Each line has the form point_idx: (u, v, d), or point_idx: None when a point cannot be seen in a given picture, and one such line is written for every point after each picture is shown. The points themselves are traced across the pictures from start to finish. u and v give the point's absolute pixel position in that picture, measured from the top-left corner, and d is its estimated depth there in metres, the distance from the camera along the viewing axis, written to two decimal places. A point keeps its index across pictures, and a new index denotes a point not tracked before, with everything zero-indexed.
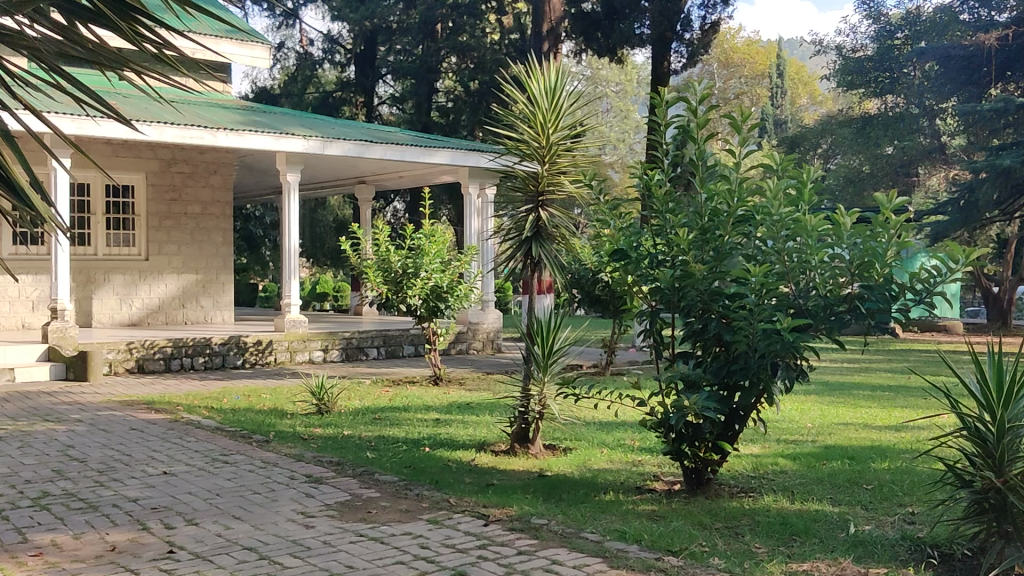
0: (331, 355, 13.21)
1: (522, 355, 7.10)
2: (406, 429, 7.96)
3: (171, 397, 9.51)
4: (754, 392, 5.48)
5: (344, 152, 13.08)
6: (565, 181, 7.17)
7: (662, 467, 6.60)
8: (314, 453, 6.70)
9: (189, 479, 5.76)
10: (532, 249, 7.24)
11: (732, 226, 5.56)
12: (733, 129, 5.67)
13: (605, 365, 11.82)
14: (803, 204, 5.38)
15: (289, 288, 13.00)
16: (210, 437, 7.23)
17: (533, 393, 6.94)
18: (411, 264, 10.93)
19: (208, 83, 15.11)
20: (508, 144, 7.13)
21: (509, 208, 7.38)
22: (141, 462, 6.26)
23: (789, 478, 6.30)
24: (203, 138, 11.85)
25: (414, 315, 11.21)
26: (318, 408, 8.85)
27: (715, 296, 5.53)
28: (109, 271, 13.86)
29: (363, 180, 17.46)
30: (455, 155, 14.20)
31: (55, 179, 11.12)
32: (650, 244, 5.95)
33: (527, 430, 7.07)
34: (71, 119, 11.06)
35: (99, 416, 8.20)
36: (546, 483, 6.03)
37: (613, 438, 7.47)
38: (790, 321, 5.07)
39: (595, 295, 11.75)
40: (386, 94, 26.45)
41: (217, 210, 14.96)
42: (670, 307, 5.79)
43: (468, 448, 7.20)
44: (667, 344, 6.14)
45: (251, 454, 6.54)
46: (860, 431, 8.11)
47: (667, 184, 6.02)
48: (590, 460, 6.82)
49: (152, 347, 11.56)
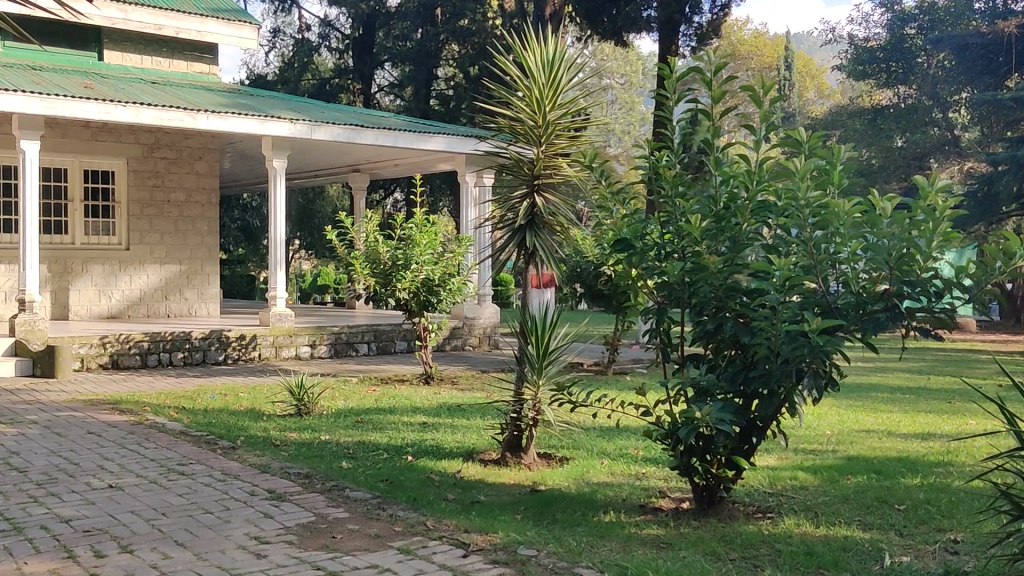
0: (319, 350, 12.56)
1: (515, 355, 6.44)
2: (389, 434, 7.31)
3: (141, 396, 8.86)
4: (775, 401, 4.82)
5: (333, 136, 12.39)
6: (563, 164, 6.50)
7: (669, 481, 5.95)
8: (283, 462, 6.04)
9: (135, 495, 5.10)
10: (526, 238, 6.57)
11: (753, 215, 4.89)
12: (753, 103, 5.00)
13: (608, 364, 11.20)
14: (831, 187, 4.76)
15: (275, 279, 12.34)
16: (172, 443, 6.57)
17: (527, 397, 6.30)
18: (401, 255, 10.29)
19: (194, 66, 14.43)
20: (501, 123, 6.47)
21: (502, 194, 6.70)
22: (87, 472, 5.60)
23: (811, 496, 5.65)
24: (183, 120, 11.20)
25: (404, 310, 10.55)
26: (297, 409, 8.20)
27: (732, 292, 4.85)
28: (87, 261, 13.21)
29: (358, 168, 16.81)
30: (451, 142, 13.51)
31: (23, 164, 10.47)
32: (658, 233, 5.29)
33: (519, 438, 6.42)
34: (40, 97, 10.17)
35: (58, 417, 7.55)
36: (540, 501, 5.38)
37: (616, 447, 6.81)
38: (820, 323, 4.41)
39: (597, 290, 11.12)
40: (386, 82, 25.78)
41: (202, 198, 14.32)
42: (680, 306, 5.13)
43: (455, 457, 6.56)
44: (676, 345, 5.49)
45: (212, 464, 5.89)
46: (884, 439, 7.47)
47: (678, 166, 5.35)
48: (589, 472, 6.17)
49: (127, 342, 10.93)
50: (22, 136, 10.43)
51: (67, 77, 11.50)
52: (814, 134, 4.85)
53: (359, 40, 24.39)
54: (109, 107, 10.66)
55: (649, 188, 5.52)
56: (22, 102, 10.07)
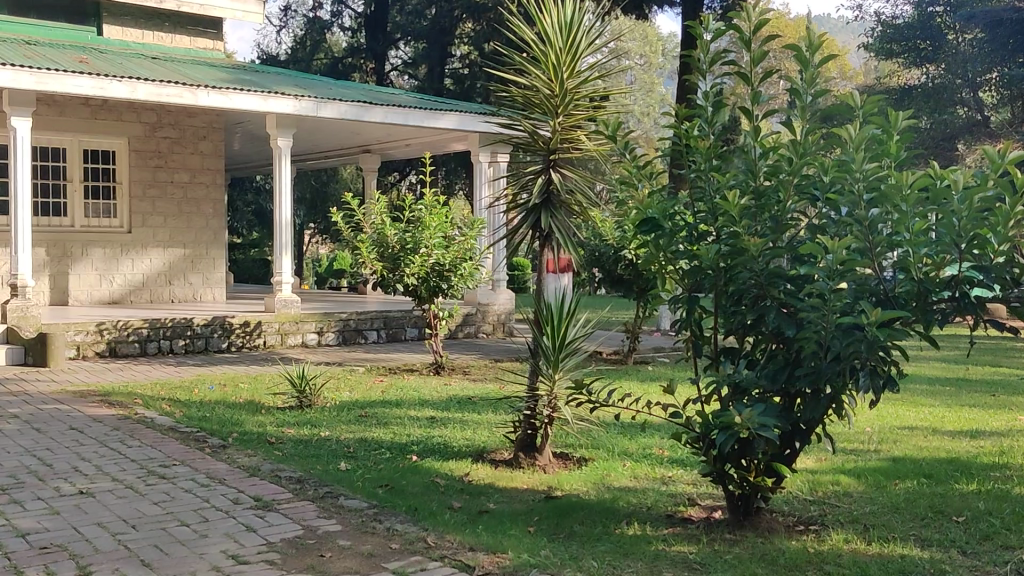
0: (326, 338, 12.06)
1: (529, 346, 5.88)
2: (394, 430, 6.78)
3: (134, 387, 8.37)
4: (823, 402, 4.23)
5: (340, 114, 11.85)
6: (583, 137, 5.94)
7: (698, 487, 5.41)
8: (274, 463, 5.51)
9: (106, 503, 4.58)
10: (541, 219, 5.99)
11: (798, 190, 4.38)
12: (798, 63, 4.43)
13: (628, 354, 10.67)
14: (889, 159, 4.18)
15: (280, 263, 11.84)
16: (158, 441, 6.06)
17: (542, 393, 5.75)
18: (410, 238, 9.71)
19: (197, 42, 13.89)
20: (514, 92, 5.88)
21: (515, 171, 6.12)
22: (58, 476, 5.10)
23: (858, 506, 5.10)
24: (181, 96, 10.67)
25: (413, 296, 10.04)
26: (298, 402, 7.68)
27: (774, 279, 4.27)
28: (87, 244, 12.77)
29: (369, 148, 16.25)
30: (464, 120, 12.96)
31: (14, 142, 9.96)
32: (690, 213, 4.73)
33: (534, 437, 5.89)
34: (29, 72, 9.66)
35: (41, 411, 7.06)
36: (555, 510, 4.84)
37: (639, 447, 6.26)
38: (880, 315, 3.82)
39: (616, 275, 10.56)
40: (400, 62, 25.12)
41: (207, 178, 13.81)
42: (715, 294, 4.57)
43: (464, 457, 6.03)
44: (709, 337, 4.93)
45: (197, 466, 5.37)
46: (929, 437, 6.88)
47: (712, 136, 4.77)
48: (610, 476, 5.61)
49: (125, 329, 10.46)
50: (13, 113, 9.91)
51: (61, 52, 10.99)
52: (870, 97, 4.25)
53: (371, 19, 24.26)
54: (103, 82, 10.14)
55: (677, 162, 4.96)
56: (12, 76, 9.56)
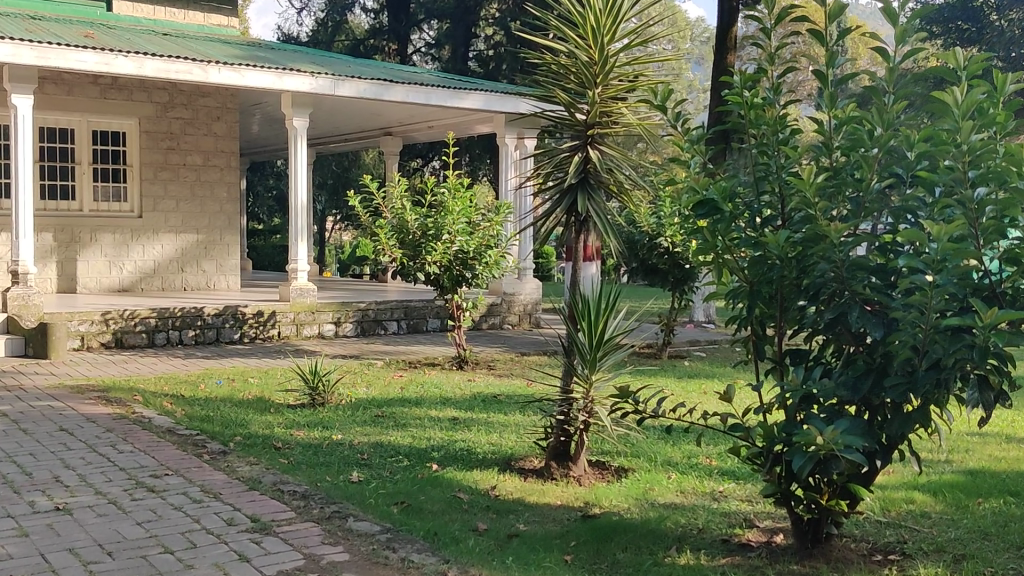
0: (344, 329, 11.52)
1: (563, 343, 5.27)
2: (413, 432, 6.20)
3: (137, 382, 7.85)
4: (913, 417, 3.59)
5: (359, 92, 11.24)
6: (625, 111, 5.29)
7: (754, 504, 4.80)
8: (279, 474, 4.92)
9: (83, 523, 4.01)
10: (577, 202, 5.35)
11: (882, 168, 3.76)
12: (885, 18, 3.77)
13: (663, 348, 10.05)
14: (997, 130, 3.51)
15: (296, 250, 11.28)
16: (153, 446, 5.50)
17: (577, 396, 5.13)
18: (432, 224, 9.09)
19: (211, 18, 13.33)
20: (547, 58, 5.23)
21: (548, 148, 5.48)
22: (35, 488, 4.54)
23: (940, 530, 4.46)
24: (191, 72, 10.10)
25: (435, 285, 9.45)
26: (311, 399, 7.10)
27: (858, 272, 3.62)
28: (96, 229, 12.29)
29: (390, 131, 15.64)
30: (489, 100, 12.33)
31: (15, 121, 9.42)
32: (754, 193, 4.10)
33: (567, 445, 5.27)
34: (30, 45, 9.10)
35: (32, 409, 6.52)
36: (594, 533, 4.23)
37: (683, 456, 5.64)
38: (996, 315, 3.17)
39: (651, 265, 9.94)
40: (422, 44, 24.48)
41: (221, 161, 13.27)
42: (783, 288, 3.93)
43: (490, 465, 5.44)
44: (772, 337, 4.31)
45: (192, 477, 4.80)
46: (1004, 446, 6.22)
47: (778, 104, 4.11)
48: (653, 489, 5.00)
49: (133, 319, 9.94)
50: (14, 90, 9.35)
51: (66, 27, 10.43)
52: (975, 57, 3.54)
53: None
54: (108, 57, 9.57)
55: (735, 136, 4.33)
56: (11, 50, 9.00)
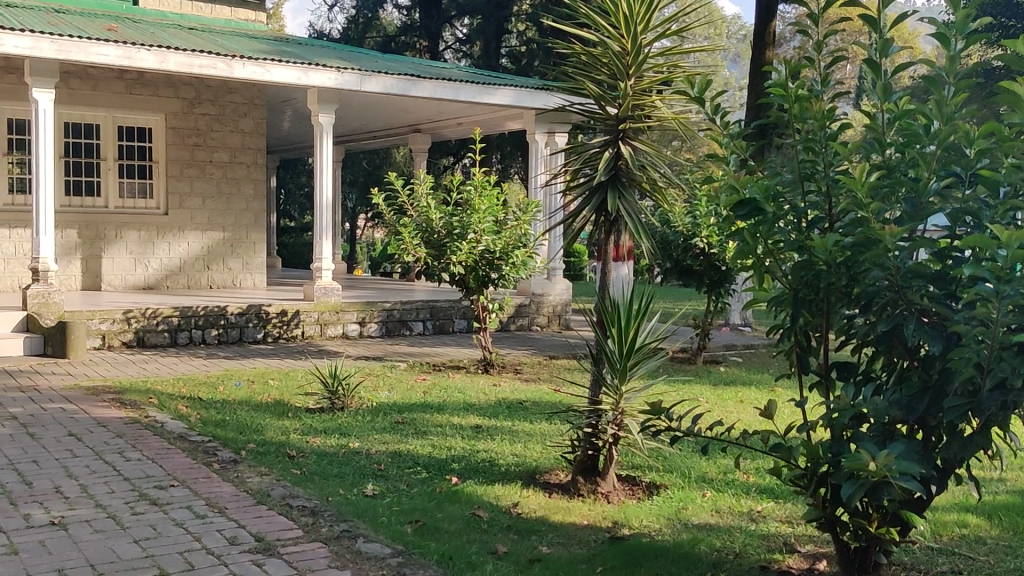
0: (369, 329, 11.31)
1: (592, 351, 4.97)
2: (433, 441, 5.93)
3: (155, 384, 7.65)
4: (974, 441, 3.26)
5: (386, 87, 10.99)
6: (660, 104, 4.99)
7: (795, 527, 4.48)
8: (289, 487, 4.67)
9: (77, 540, 3.78)
10: (607, 201, 5.04)
11: (941, 167, 3.42)
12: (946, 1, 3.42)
13: (697, 353, 9.70)
14: None
15: (321, 248, 11.06)
16: (162, 453, 5.27)
17: (606, 408, 4.83)
18: (458, 223, 8.81)
19: (238, 13, 13.16)
20: (576, 49, 4.95)
21: (577, 146, 5.18)
22: (33, 499, 4.32)
23: (998, 559, 4.12)
24: (215, 67, 9.91)
25: (461, 286, 9.18)
26: (330, 403, 6.86)
27: (915, 281, 3.29)
28: (122, 226, 12.18)
29: (420, 127, 15.40)
30: (519, 95, 12.03)
31: (36, 116, 9.27)
32: (799, 194, 3.78)
33: (596, 459, 4.97)
34: (50, 38, 8.94)
35: (44, 412, 6.33)
36: (622, 558, 3.93)
37: (718, 471, 5.33)
38: None
39: (685, 266, 9.60)
40: (454, 40, 24.23)
41: (248, 157, 13.08)
42: (831, 296, 3.61)
43: (514, 478, 5.16)
44: (818, 350, 3.99)
45: (197, 489, 4.56)
46: None
47: (825, 97, 3.78)
48: (686, 508, 4.69)
49: (155, 317, 9.77)
50: (35, 84, 9.20)
51: (90, 21, 10.28)
52: None
53: None
54: (130, 51, 9.40)
55: (777, 132, 4.04)
56: (31, 43, 8.85)
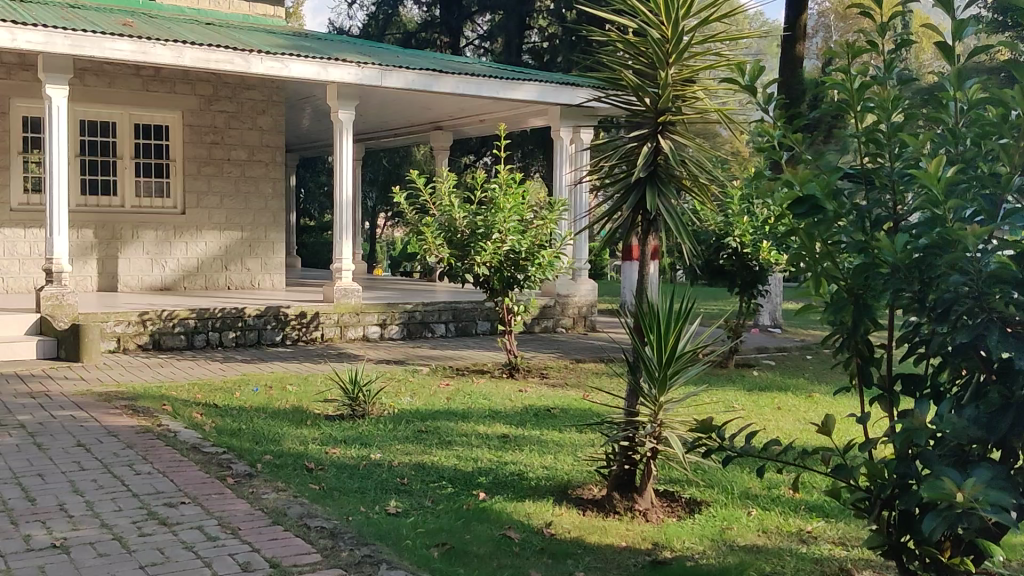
0: (390, 331, 11.03)
1: (629, 358, 4.65)
2: (458, 452, 5.64)
3: (169, 389, 7.40)
4: None
5: (407, 83, 10.70)
6: (700, 95, 4.66)
7: (850, 550, 4.14)
8: (307, 504, 4.39)
9: (79, 566, 3.50)
10: (644, 198, 4.73)
11: None
12: None
13: (729, 356, 9.36)
14: None
15: (341, 247, 10.80)
16: (174, 466, 5.00)
17: (645, 420, 4.50)
18: (482, 222, 8.51)
19: (256, 8, 12.91)
20: (612, 36, 4.62)
21: (611, 140, 4.86)
22: (35, 518, 4.05)
23: None
24: (231, 62, 9.65)
25: (484, 287, 8.89)
26: (350, 411, 6.57)
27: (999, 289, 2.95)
28: (138, 226, 11.97)
29: (441, 124, 15.12)
30: (543, 91, 11.73)
31: (49, 113, 9.05)
32: (860, 191, 3.45)
33: (632, 475, 4.65)
34: (62, 32, 8.69)
35: (53, 420, 6.08)
36: None
37: (763, 487, 5.02)
38: None
39: (717, 266, 9.26)
40: (475, 37, 23.95)
41: (266, 156, 12.83)
42: (901, 302, 3.28)
43: (544, 494, 4.86)
44: (880, 361, 3.66)
45: (209, 507, 4.28)
46: None
47: (891, 84, 3.45)
48: (731, 528, 4.37)
49: (171, 319, 9.53)
50: (49, 81, 8.97)
51: (105, 16, 10.04)
52: None
53: None
54: (145, 46, 9.15)
55: (836, 122, 3.71)
56: (44, 38, 8.62)
